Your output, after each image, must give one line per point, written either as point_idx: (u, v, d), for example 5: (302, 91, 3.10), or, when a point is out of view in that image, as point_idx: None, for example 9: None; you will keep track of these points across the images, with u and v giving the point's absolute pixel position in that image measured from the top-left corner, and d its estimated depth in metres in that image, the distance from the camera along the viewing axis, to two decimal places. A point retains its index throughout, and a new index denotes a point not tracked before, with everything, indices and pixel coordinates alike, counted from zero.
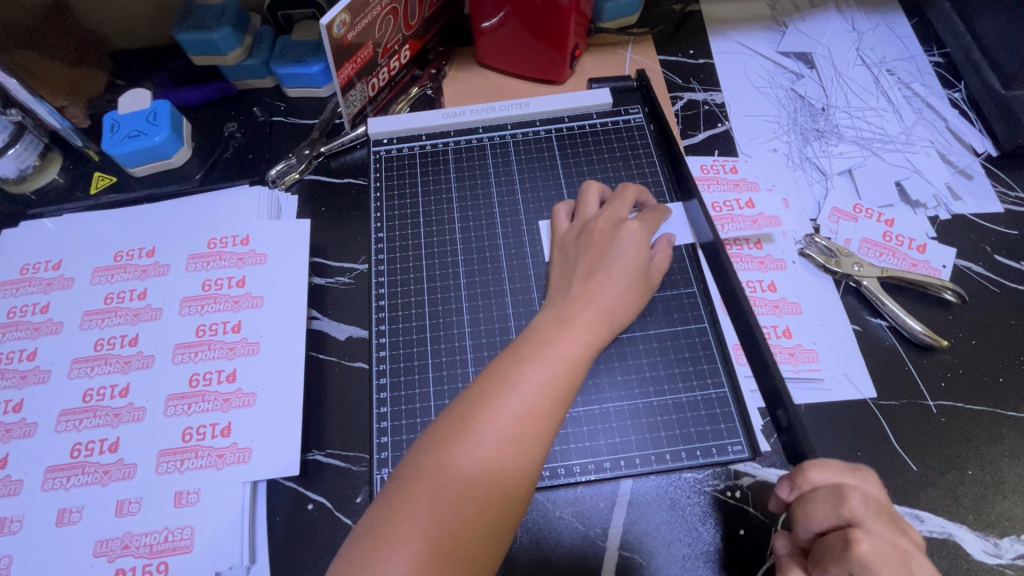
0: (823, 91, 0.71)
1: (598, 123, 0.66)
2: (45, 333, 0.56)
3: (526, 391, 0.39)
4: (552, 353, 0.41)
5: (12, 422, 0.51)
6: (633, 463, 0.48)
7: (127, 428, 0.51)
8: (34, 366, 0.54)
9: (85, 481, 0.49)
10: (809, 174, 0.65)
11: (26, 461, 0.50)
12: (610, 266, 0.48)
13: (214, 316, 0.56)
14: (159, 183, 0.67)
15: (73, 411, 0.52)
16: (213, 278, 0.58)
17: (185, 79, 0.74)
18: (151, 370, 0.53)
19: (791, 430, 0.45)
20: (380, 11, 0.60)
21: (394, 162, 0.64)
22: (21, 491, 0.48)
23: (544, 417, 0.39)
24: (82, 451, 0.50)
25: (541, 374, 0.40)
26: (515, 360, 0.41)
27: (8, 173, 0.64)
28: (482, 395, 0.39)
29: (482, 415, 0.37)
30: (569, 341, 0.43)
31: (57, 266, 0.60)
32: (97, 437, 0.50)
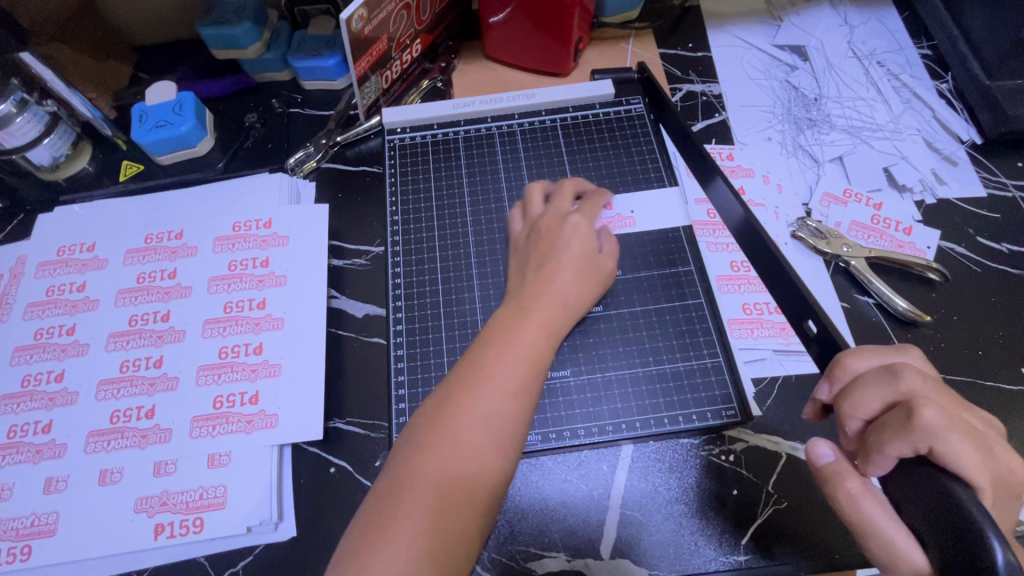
0: (816, 82, 0.74)
1: (600, 113, 0.69)
2: (83, 310, 0.59)
3: (499, 378, 0.42)
4: (512, 345, 0.44)
5: (55, 391, 0.55)
6: (633, 427, 0.52)
7: (162, 396, 0.54)
8: (73, 340, 0.58)
9: (125, 444, 0.52)
10: (802, 161, 0.68)
11: (69, 427, 0.53)
12: (557, 257, 0.51)
13: (240, 294, 0.60)
14: (184, 170, 0.71)
15: (111, 381, 0.55)
16: (238, 259, 0.62)
17: (206, 72, 0.78)
18: (183, 343, 0.57)
19: (825, 338, 0.45)
20: (395, 6, 0.63)
21: (407, 150, 0.67)
22: (66, 453, 0.52)
23: (512, 406, 0.42)
24: (121, 417, 0.54)
25: (510, 360, 0.43)
26: (483, 350, 0.44)
27: (42, 161, 0.67)
28: (459, 384, 0.42)
29: (461, 404, 0.41)
30: (531, 328, 0.46)
31: (91, 248, 0.64)
32: (135, 405, 0.54)
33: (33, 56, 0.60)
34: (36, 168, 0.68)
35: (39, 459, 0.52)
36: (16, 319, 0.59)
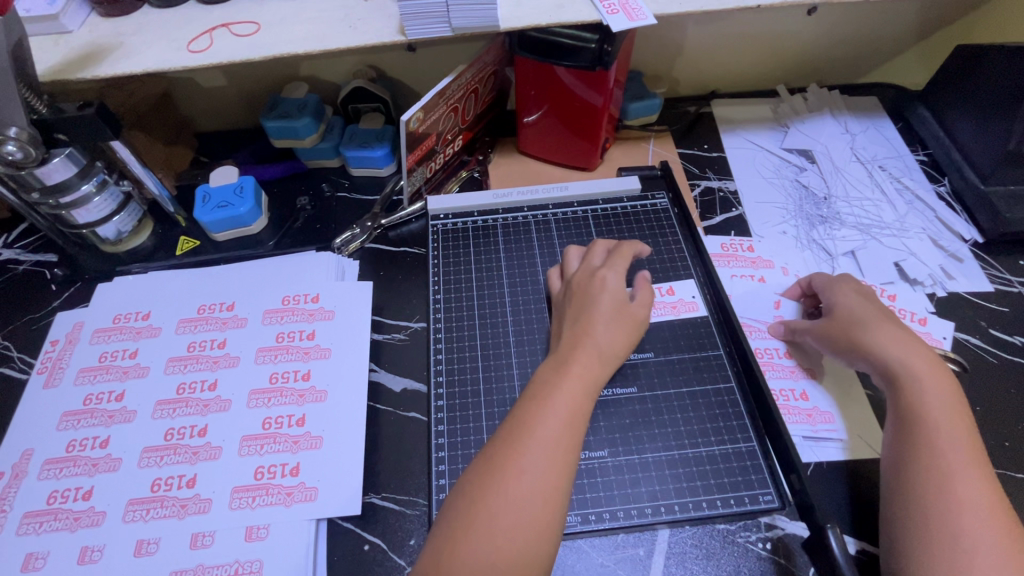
0: (825, 183, 0.80)
1: (627, 206, 0.75)
2: (132, 377, 0.62)
3: (543, 431, 0.45)
4: (561, 394, 0.47)
5: (99, 457, 0.56)
6: (672, 510, 0.52)
7: (204, 465, 0.55)
8: (121, 407, 0.59)
9: (163, 514, 0.53)
10: (817, 254, 0.73)
11: (110, 494, 0.54)
12: (591, 309, 0.55)
13: (286, 365, 0.62)
14: (236, 246, 0.76)
15: (155, 448, 0.56)
16: (286, 331, 0.65)
17: (262, 158, 0.85)
18: (228, 412, 0.59)
19: (803, 493, 0.51)
20: (445, 108, 0.71)
21: (449, 235, 0.72)
22: (104, 521, 0.53)
23: (563, 450, 0.44)
24: (161, 486, 0.54)
25: (552, 419, 0.45)
26: (527, 409, 0.46)
27: (109, 236, 0.72)
28: (506, 447, 0.44)
29: (508, 463, 0.43)
30: (569, 385, 0.48)
31: (146, 317, 0.67)
32: (177, 473, 0.55)
33: (123, 144, 0.65)
34: (100, 242, 0.73)
35: (77, 527, 0.52)
36: (68, 383, 0.62)
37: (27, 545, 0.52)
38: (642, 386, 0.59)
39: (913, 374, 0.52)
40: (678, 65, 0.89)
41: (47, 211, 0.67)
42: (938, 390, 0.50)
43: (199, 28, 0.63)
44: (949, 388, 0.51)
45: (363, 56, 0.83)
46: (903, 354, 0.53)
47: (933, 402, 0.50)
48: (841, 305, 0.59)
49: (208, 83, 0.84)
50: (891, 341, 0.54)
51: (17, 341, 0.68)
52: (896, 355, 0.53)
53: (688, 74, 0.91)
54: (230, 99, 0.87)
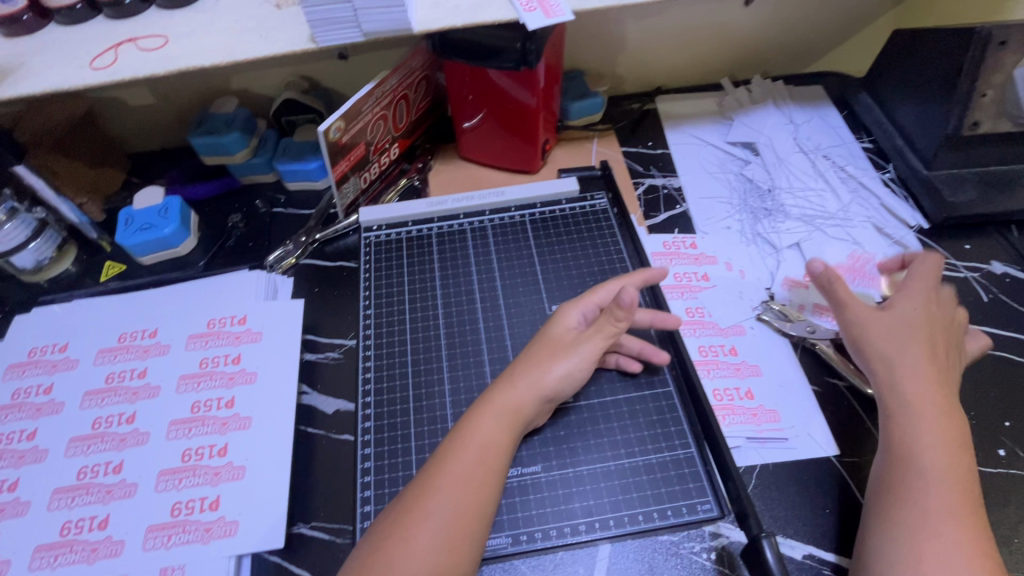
0: (768, 175, 0.79)
1: (567, 208, 0.72)
2: (44, 415, 0.58)
3: (456, 467, 0.43)
4: (479, 430, 0.46)
5: (6, 502, 0.53)
6: (608, 525, 0.50)
7: (118, 505, 0.53)
8: (33, 446, 0.56)
9: (72, 560, 0.50)
10: (762, 249, 0.71)
11: (15, 541, 0.51)
12: (538, 339, 0.53)
13: (209, 392, 0.59)
14: (164, 270, 0.73)
15: (66, 489, 0.54)
16: (210, 356, 0.62)
17: (195, 176, 0.82)
18: (145, 446, 0.56)
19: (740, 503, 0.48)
20: (371, 117, 0.68)
21: (382, 248, 0.70)
22: (8, 571, 0.50)
23: (474, 484, 0.43)
24: (71, 529, 0.51)
25: (466, 459, 0.44)
26: (446, 445, 0.45)
27: (26, 265, 0.69)
28: (419, 488, 0.42)
29: (417, 503, 0.41)
30: (493, 414, 0.47)
31: (63, 349, 0.64)
32: (88, 515, 0.52)
33: (29, 166, 0.64)
34: (20, 272, 0.70)
35: None
36: None
37: None
38: (578, 395, 0.56)
39: (922, 407, 0.49)
40: (620, 62, 0.87)
41: None
42: (934, 432, 0.47)
43: (103, 43, 0.60)
44: (941, 423, 0.48)
45: (294, 67, 0.81)
46: (917, 391, 0.50)
47: (930, 445, 0.47)
48: None
49: (135, 101, 0.81)
50: (936, 403, 0.49)
51: None
52: (930, 397, 0.49)
53: (631, 70, 0.89)
54: (160, 117, 0.84)
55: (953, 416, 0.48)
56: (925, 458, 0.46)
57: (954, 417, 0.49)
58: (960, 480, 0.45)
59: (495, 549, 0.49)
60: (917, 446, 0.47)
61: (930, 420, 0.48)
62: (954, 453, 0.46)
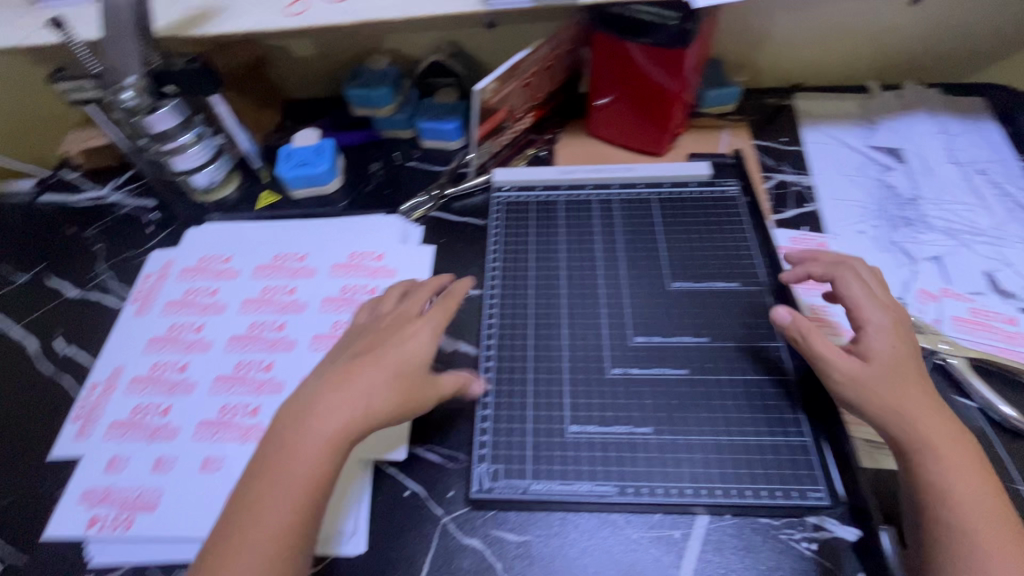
0: (913, 184, 0.75)
1: (695, 191, 0.72)
2: (210, 311, 0.67)
3: (262, 490, 0.46)
4: (301, 448, 0.47)
5: (178, 380, 0.62)
6: (715, 494, 0.51)
7: (267, 398, 0.60)
8: (200, 337, 0.65)
9: (228, 437, 0.57)
10: (897, 257, 0.68)
11: (184, 413, 0.59)
12: (381, 350, 0.52)
13: (348, 315, 0.65)
14: (312, 204, 0.80)
15: (226, 377, 0.61)
16: (350, 284, 0.68)
17: (343, 124, 0.89)
18: (295, 351, 0.63)
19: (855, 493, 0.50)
20: (517, 84, 0.72)
21: (512, 207, 0.73)
22: (178, 437, 0.58)
23: (267, 504, 0.45)
24: (228, 411, 0.59)
25: (279, 490, 0.45)
26: (253, 475, 0.47)
27: (201, 184, 0.78)
28: (240, 512, 0.45)
29: (240, 528, 0.44)
30: (312, 439, 0.47)
31: (228, 260, 0.72)
32: (242, 402, 0.60)
33: (221, 97, 0.70)
34: (194, 190, 0.79)
35: (154, 439, 0.58)
36: (157, 313, 0.68)
37: (114, 449, 0.58)
38: (694, 369, 0.57)
39: (925, 433, 0.46)
40: (762, 55, 0.86)
41: (152, 156, 0.73)
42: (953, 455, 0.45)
43: None
44: (952, 441, 0.46)
45: (444, 32, 0.86)
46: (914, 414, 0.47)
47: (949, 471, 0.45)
48: (874, 353, 0.50)
49: (300, 51, 0.89)
50: (936, 422, 0.46)
51: (119, 274, 0.76)
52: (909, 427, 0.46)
53: (771, 64, 0.87)
54: (318, 68, 0.92)
55: (956, 432, 0.46)
56: (956, 486, 0.44)
57: (950, 425, 0.47)
58: (995, 507, 0.44)
59: (600, 496, 0.52)
60: (948, 475, 0.44)
61: (946, 441, 0.46)
62: (967, 471, 0.45)
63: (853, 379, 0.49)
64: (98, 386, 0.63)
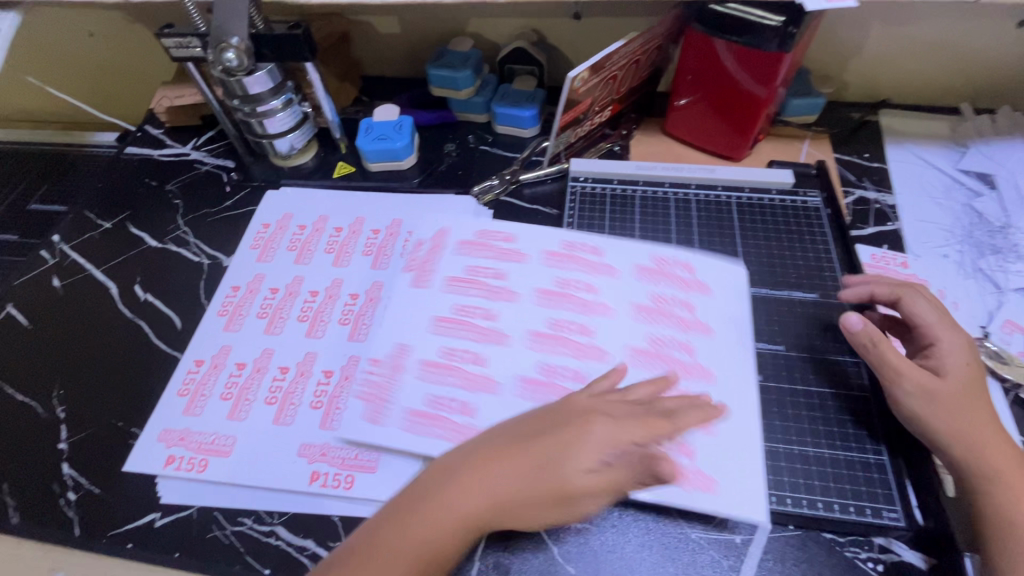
0: (1003, 212, 0.72)
1: (776, 199, 0.71)
2: (328, 298, 0.67)
3: (454, 544, 0.45)
4: (496, 518, 0.45)
5: (300, 367, 0.61)
6: (784, 502, 0.51)
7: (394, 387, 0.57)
8: (311, 323, 0.65)
9: (357, 427, 0.55)
10: (982, 286, 0.66)
11: (302, 399, 0.59)
12: (562, 442, 0.47)
13: (474, 298, 0.63)
14: (385, 179, 0.81)
15: (344, 366, 0.61)
16: (477, 265, 0.65)
17: (420, 103, 0.90)
18: (423, 338, 0.62)
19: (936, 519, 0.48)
20: (604, 77, 0.71)
21: (587, 198, 0.73)
22: (293, 423, 0.58)
23: (417, 574, 0.44)
24: (356, 396, 0.57)
25: (431, 547, 0.44)
26: (418, 520, 0.45)
27: (283, 150, 0.80)
28: (371, 554, 0.44)
29: (371, 572, 0.43)
30: (488, 508, 0.45)
31: (317, 235, 0.74)
32: (367, 390, 0.58)
33: (315, 67, 0.72)
34: (274, 154, 0.82)
35: (276, 424, 0.58)
36: (261, 294, 0.68)
37: (218, 426, 0.58)
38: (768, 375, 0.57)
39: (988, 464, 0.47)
40: (851, 67, 0.84)
41: (241, 117, 0.76)
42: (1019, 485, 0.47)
43: None
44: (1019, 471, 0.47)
45: (528, 20, 0.86)
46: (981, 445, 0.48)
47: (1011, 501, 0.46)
48: (951, 369, 0.51)
49: (384, 29, 0.91)
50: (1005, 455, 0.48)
51: (196, 229, 0.79)
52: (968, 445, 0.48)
53: (859, 78, 0.85)
54: (399, 47, 0.93)
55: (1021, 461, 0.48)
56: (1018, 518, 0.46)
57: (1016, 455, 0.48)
58: None
59: None
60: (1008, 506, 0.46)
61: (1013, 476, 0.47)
62: None
63: (923, 389, 0.50)
64: (202, 364, 0.63)
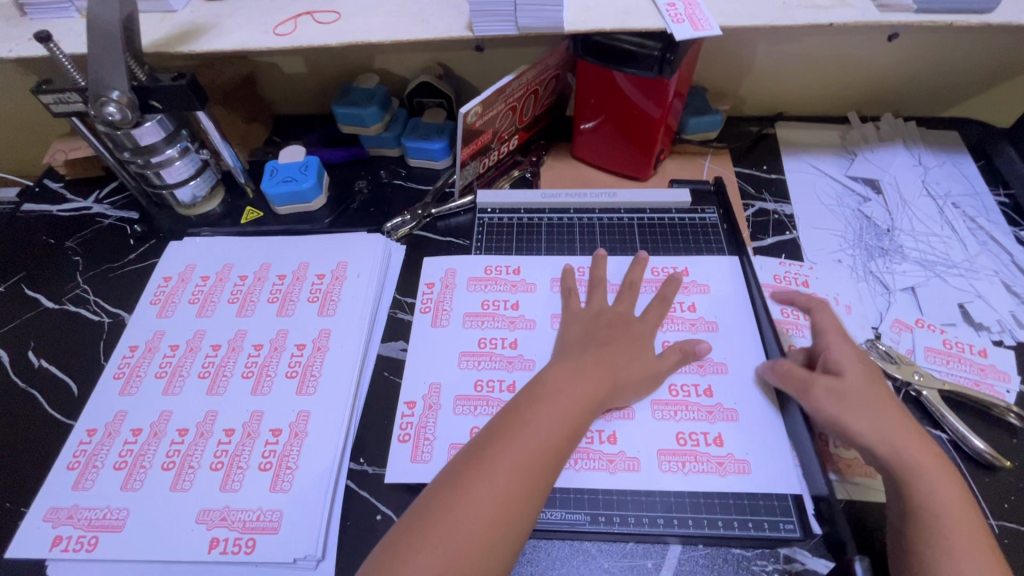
0: (889, 215, 0.76)
1: (677, 218, 0.73)
2: (231, 350, 0.65)
3: (540, 430, 0.48)
4: (567, 397, 0.50)
5: (200, 427, 0.58)
6: (686, 524, 0.51)
7: (297, 443, 0.57)
8: (213, 377, 0.62)
9: (256, 488, 0.54)
10: (873, 287, 0.69)
11: (202, 461, 0.56)
12: (613, 345, 0.56)
13: (423, 323, 0.65)
14: (295, 221, 0.80)
15: (246, 422, 0.59)
16: (424, 297, 0.67)
17: (330, 142, 0.89)
18: (323, 390, 0.61)
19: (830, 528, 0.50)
20: (503, 107, 0.73)
21: (496, 227, 0.74)
22: (192, 488, 0.55)
23: (536, 465, 0.46)
24: (258, 458, 0.56)
25: (532, 439, 0.47)
26: (508, 421, 0.49)
27: (186, 199, 0.79)
28: (471, 458, 0.46)
29: (473, 476, 0.45)
30: (571, 391, 0.51)
31: (222, 285, 0.71)
32: (269, 450, 0.57)
33: (208, 115, 0.71)
34: (178, 204, 0.80)
35: (174, 489, 0.55)
36: (161, 351, 0.65)
37: (111, 497, 0.55)
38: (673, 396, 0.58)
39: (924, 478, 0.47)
40: (745, 84, 0.88)
41: (136, 169, 0.74)
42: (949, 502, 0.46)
43: (285, 14, 0.68)
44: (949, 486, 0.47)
45: (432, 54, 0.87)
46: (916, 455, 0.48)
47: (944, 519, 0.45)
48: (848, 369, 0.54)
49: (289, 69, 0.90)
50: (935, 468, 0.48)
51: (97, 287, 0.76)
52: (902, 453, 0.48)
53: (754, 92, 0.89)
54: (307, 86, 0.93)
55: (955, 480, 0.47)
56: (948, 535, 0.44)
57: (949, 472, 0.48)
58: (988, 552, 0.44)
59: (573, 524, 0.51)
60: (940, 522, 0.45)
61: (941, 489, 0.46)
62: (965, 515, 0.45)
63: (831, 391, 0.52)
64: (95, 433, 0.59)
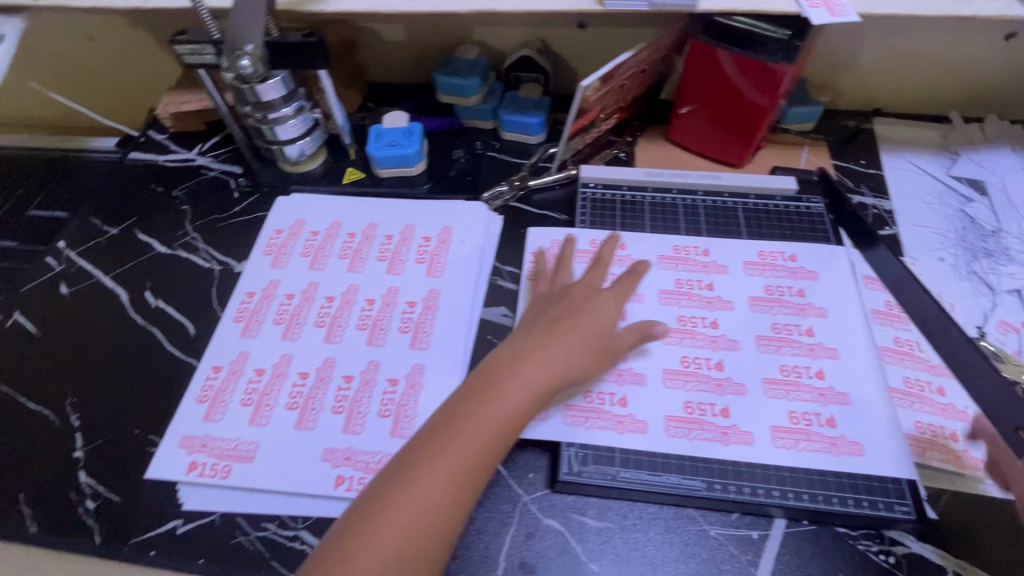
0: (994, 217, 0.76)
1: (780, 205, 0.74)
2: (344, 302, 0.67)
3: (528, 369, 0.50)
4: (557, 341, 0.53)
5: (319, 371, 0.61)
6: (801, 498, 0.52)
7: (413, 393, 0.59)
8: (328, 326, 0.65)
9: (379, 432, 0.57)
10: (977, 287, 0.69)
11: (323, 403, 0.59)
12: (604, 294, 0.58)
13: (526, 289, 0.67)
14: (394, 185, 0.82)
15: (364, 370, 0.61)
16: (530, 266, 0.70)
17: (427, 110, 0.91)
18: (436, 346, 0.63)
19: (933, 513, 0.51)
20: (613, 85, 0.73)
21: (598, 203, 0.75)
22: (315, 427, 0.58)
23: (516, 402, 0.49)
24: (376, 404, 0.59)
25: (516, 374, 0.50)
26: (504, 356, 0.52)
27: (292, 156, 0.81)
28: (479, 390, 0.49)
29: (482, 408, 0.48)
30: (573, 339, 0.53)
31: (332, 241, 0.74)
32: (388, 398, 0.59)
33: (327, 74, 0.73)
34: (284, 160, 0.82)
35: (298, 426, 0.58)
36: (277, 298, 0.68)
37: (240, 430, 0.58)
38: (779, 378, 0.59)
39: None
40: (846, 77, 0.87)
41: (252, 124, 0.76)
42: None
43: None
44: None
45: (534, 29, 0.88)
46: None
47: None
48: None
49: (390, 36, 0.91)
50: None
51: (207, 236, 0.79)
52: None
53: (854, 87, 0.88)
54: (405, 55, 0.94)
55: None
56: None
57: None
58: None
59: (688, 490, 0.53)
60: None
61: None
62: None
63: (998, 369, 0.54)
64: (220, 369, 0.63)
